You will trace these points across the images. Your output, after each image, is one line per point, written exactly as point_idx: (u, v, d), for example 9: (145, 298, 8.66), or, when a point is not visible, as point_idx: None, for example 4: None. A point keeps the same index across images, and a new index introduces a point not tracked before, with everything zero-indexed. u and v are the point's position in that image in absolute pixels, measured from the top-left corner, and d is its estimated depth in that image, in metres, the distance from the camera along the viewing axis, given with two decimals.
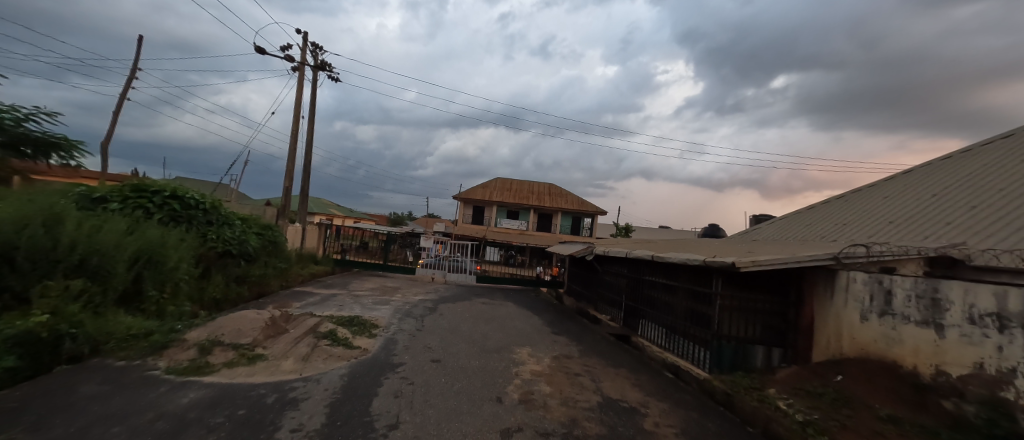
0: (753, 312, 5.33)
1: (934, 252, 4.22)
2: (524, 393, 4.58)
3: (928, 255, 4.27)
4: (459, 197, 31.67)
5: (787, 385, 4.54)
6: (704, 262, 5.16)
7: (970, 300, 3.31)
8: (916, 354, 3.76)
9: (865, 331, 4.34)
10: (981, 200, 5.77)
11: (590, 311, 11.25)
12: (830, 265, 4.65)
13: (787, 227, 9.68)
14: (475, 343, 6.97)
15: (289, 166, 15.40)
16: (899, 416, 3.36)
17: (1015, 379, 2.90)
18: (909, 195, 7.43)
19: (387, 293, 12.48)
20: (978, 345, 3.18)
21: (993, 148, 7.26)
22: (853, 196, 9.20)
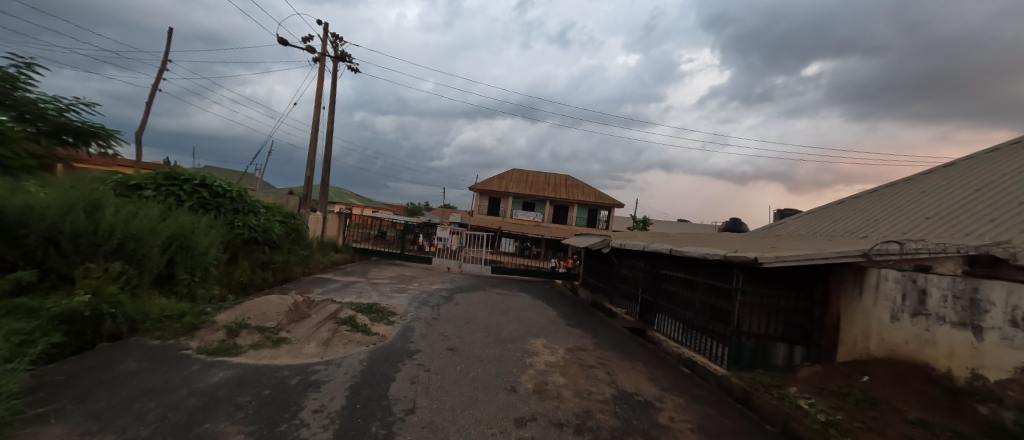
0: (776, 309, 5.21)
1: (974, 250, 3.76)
2: (538, 383, 4.61)
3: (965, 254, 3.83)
4: (475, 188, 31.76)
5: (811, 384, 4.41)
6: (724, 257, 5.03)
7: (1013, 302, 3.15)
8: (950, 357, 3.61)
9: (895, 331, 4.18)
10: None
11: (606, 304, 11.19)
12: (859, 261, 4.46)
13: (813, 222, 9.39)
14: (491, 333, 7.05)
15: (311, 156, 15.71)
16: (928, 419, 3.24)
17: None
18: (949, 190, 7.08)
19: (404, 282, 12.70)
20: (1020, 349, 3.04)
21: None
22: (887, 191, 8.82)
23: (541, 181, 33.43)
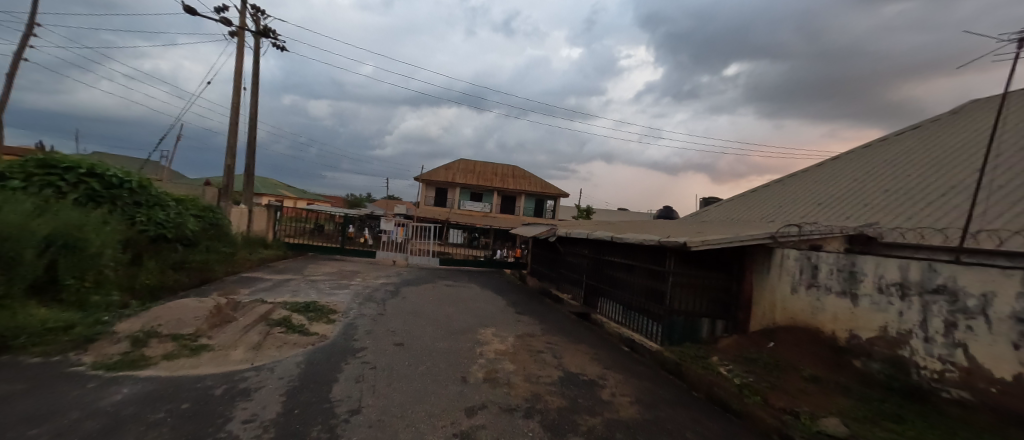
0: (701, 288, 5.73)
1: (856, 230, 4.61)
2: (489, 371, 4.69)
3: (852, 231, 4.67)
4: (420, 179, 30.94)
5: (729, 353, 4.93)
6: (658, 242, 5.41)
7: (880, 272, 3.75)
8: (834, 321, 4.20)
9: (793, 301, 4.78)
10: (894, 184, 6.47)
11: (553, 290, 11.56)
12: (770, 244, 5.03)
13: (731, 209, 10.37)
14: (438, 325, 7.00)
15: (230, 142, 14.30)
16: (819, 375, 3.82)
17: (910, 339, 3.42)
18: (837, 178, 8.16)
19: (345, 278, 12.13)
20: (884, 311, 3.65)
21: (906, 137, 8.12)
22: (790, 180, 9.97)
23: (489, 171, 33.37)
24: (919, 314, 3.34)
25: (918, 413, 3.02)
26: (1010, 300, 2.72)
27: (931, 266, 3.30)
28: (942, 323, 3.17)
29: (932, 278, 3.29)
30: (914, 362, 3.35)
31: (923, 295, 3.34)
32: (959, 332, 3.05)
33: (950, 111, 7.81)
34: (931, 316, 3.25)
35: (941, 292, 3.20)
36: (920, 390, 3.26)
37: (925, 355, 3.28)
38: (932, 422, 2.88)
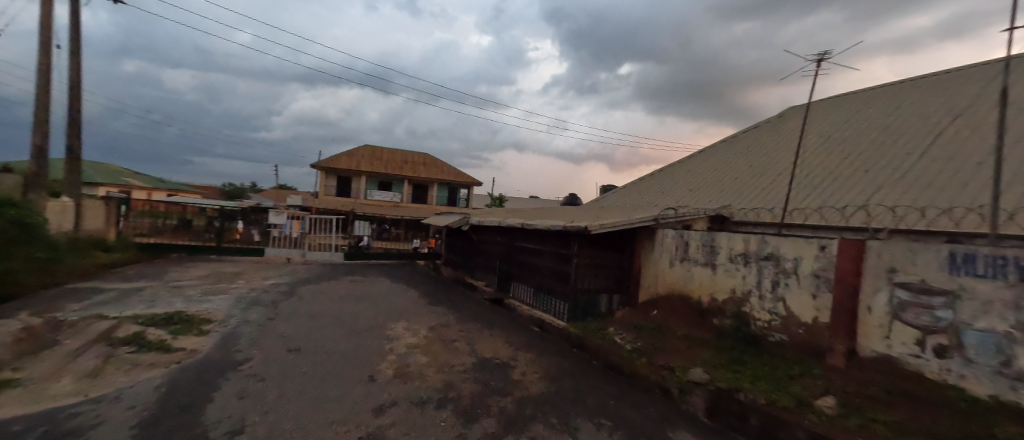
0: (600, 267, 6.30)
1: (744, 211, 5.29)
2: (399, 367, 4.57)
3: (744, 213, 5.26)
4: (317, 167, 28.21)
5: (622, 323, 5.53)
6: (563, 227, 5.78)
7: (730, 244, 4.56)
8: (699, 288, 4.96)
9: (670, 273, 5.52)
10: (745, 177, 7.90)
11: (468, 279, 11.63)
12: (654, 227, 5.79)
13: (623, 195, 11.55)
14: (341, 324, 6.58)
15: (39, 117, 11.26)
16: (689, 334, 4.54)
17: (749, 298, 4.26)
18: (704, 168, 9.62)
19: (224, 281, 10.59)
20: (733, 276, 4.46)
21: (750, 134, 9.92)
22: (669, 169, 11.46)
23: (397, 158, 31.79)
24: (757, 277, 4.18)
25: (756, 356, 3.82)
26: (815, 257, 3.68)
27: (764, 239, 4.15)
28: (770, 282, 4.04)
29: (764, 247, 4.14)
30: (752, 316, 4.19)
31: (760, 261, 4.18)
32: (781, 288, 3.94)
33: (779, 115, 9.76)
34: (765, 278, 4.10)
35: (771, 258, 4.06)
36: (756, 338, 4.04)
37: (759, 309, 4.13)
38: (767, 364, 3.64)
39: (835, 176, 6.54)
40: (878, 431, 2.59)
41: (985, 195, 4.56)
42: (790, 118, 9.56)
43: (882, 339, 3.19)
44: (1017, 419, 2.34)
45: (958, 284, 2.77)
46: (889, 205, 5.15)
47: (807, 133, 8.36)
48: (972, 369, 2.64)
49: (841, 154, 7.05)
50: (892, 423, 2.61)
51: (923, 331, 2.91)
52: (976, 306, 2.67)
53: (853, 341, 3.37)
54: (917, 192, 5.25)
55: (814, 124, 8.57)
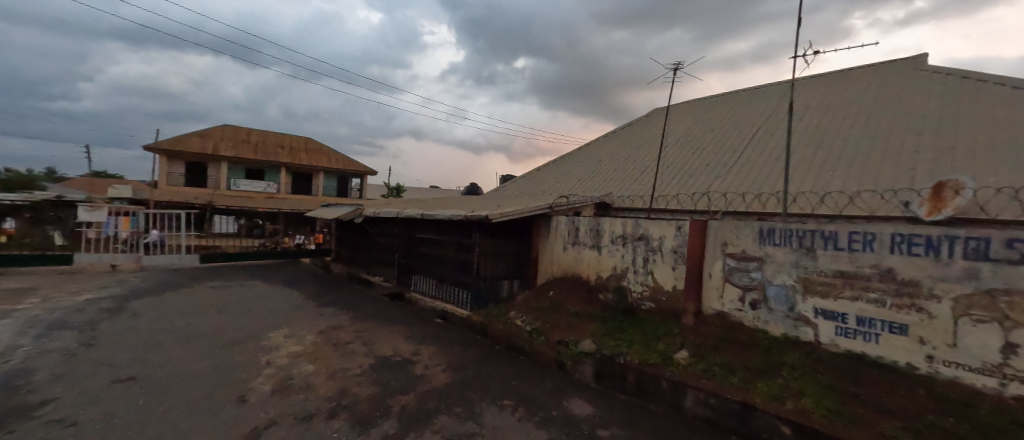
0: (502, 254, 6.51)
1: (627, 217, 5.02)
2: (280, 380, 4.12)
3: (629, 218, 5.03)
4: (162, 152, 23.30)
5: (523, 306, 5.83)
6: (465, 216, 5.80)
7: (611, 228, 5.11)
8: (587, 268, 5.48)
9: (564, 256, 5.97)
10: (623, 168, 8.94)
11: (363, 275, 10.93)
12: (549, 214, 6.22)
13: (520, 185, 12.12)
14: (193, 342, 5.50)
15: None
16: (581, 310, 5.00)
17: (627, 274, 4.85)
18: (589, 160, 10.62)
19: (13, 300, 8.08)
20: (614, 256, 5.02)
21: (626, 131, 11.25)
22: (559, 161, 12.34)
23: (272, 143, 27.95)
24: (632, 255, 4.78)
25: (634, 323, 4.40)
26: (673, 235, 4.35)
27: (637, 221, 4.75)
28: (642, 259, 4.66)
29: (637, 229, 4.75)
30: (630, 289, 4.79)
31: (634, 241, 4.77)
32: (650, 263, 4.57)
33: (647, 116, 11.27)
34: (638, 256, 4.70)
35: (643, 238, 4.68)
36: (634, 308, 4.65)
37: (635, 283, 4.73)
38: (640, 329, 4.19)
39: (688, 167, 7.77)
40: (715, 372, 3.29)
41: (780, 183, 6.02)
42: (657, 118, 11.05)
43: (718, 298, 3.97)
44: (792, 345, 3.36)
45: (764, 251, 3.65)
46: (724, 191, 6.36)
47: (667, 131, 9.84)
48: (771, 315, 3.56)
49: (692, 148, 8.41)
50: (725, 364, 3.34)
51: (746, 289, 3.75)
52: (775, 267, 3.57)
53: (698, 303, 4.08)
54: (743, 181, 6.58)
55: (674, 123, 10.04)
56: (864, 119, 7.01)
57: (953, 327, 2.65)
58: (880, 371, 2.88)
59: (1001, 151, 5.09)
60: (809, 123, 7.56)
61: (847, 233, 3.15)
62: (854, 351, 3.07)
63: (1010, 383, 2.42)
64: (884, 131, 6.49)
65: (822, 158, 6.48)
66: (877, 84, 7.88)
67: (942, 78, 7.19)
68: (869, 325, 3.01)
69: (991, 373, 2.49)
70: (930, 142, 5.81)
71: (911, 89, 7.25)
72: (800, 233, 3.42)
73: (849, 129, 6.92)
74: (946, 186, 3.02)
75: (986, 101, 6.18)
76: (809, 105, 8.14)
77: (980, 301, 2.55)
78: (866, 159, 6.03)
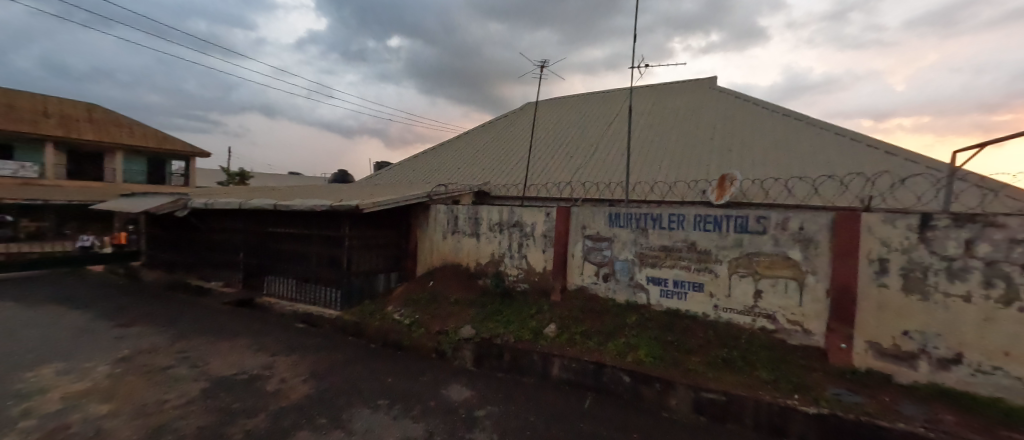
0: (377, 247, 6.13)
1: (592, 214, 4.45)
2: (57, 426, 3.09)
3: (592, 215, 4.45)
4: None
5: (400, 299, 5.63)
6: (331, 207, 5.25)
7: (488, 216, 5.29)
8: (467, 255, 5.58)
9: (444, 245, 5.94)
10: (496, 157, 9.34)
11: (192, 280, 8.93)
12: (427, 204, 6.17)
13: (394, 172, 11.60)
14: None
15: None
16: (461, 297, 5.09)
17: (503, 260, 5.12)
18: (465, 149, 10.77)
19: None
20: (492, 243, 5.23)
21: (499, 122, 11.74)
22: (436, 148, 12.20)
23: None
24: (508, 240, 5.05)
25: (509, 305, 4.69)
26: (543, 221, 4.76)
27: (512, 209, 5.03)
28: (517, 244, 4.97)
29: (512, 217, 5.03)
30: (506, 273, 5.07)
31: (509, 228, 5.05)
32: (524, 248, 4.91)
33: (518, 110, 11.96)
34: (514, 242, 5.00)
35: (517, 225, 4.98)
36: (511, 289, 4.95)
37: (511, 267, 5.03)
38: (515, 310, 4.49)
39: (553, 159, 8.58)
40: (576, 339, 3.76)
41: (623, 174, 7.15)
42: (529, 113, 11.78)
43: (579, 273, 4.50)
44: (631, 308, 4.04)
45: (613, 232, 4.29)
46: (582, 181, 7.24)
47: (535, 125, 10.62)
48: (615, 286, 4.23)
49: (557, 142, 9.24)
50: (584, 332, 3.87)
51: (600, 265, 4.34)
52: (619, 245, 4.23)
53: (562, 279, 4.58)
54: (596, 171, 7.58)
55: (542, 118, 10.85)
56: (677, 125, 8.75)
57: (727, 282, 3.60)
58: (690, 321, 3.71)
59: (761, 153, 6.96)
60: (644, 124, 9.09)
61: (667, 214, 3.94)
62: (670, 308, 3.88)
63: (758, 319, 3.43)
64: (692, 133, 8.23)
65: (653, 154, 7.84)
66: (690, 97, 9.84)
67: (730, 95, 9.35)
68: (681, 285, 3.84)
69: (747, 313, 3.48)
70: (720, 144, 7.60)
71: (711, 103, 9.24)
72: (637, 215, 4.13)
73: (669, 131, 8.54)
74: (727, 178, 4.04)
75: (753, 115, 8.34)
76: (644, 110, 9.77)
77: (743, 261, 3.53)
78: (680, 155, 7.55)
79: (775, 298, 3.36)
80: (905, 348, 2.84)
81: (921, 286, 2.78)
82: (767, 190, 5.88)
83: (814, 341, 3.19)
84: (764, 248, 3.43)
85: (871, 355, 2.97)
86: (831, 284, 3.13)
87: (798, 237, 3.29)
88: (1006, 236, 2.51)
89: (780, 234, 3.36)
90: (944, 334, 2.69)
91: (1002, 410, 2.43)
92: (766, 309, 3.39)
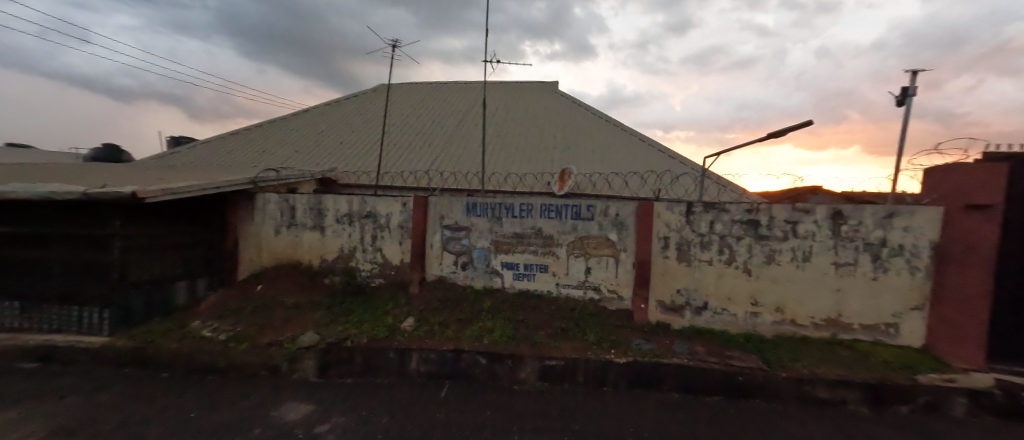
0: (175, 247, 4.64)
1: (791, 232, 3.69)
2: None
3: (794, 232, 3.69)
4: None
5: (213, 310, 4.49)
6: (82, 195, 3.65)
7: (336, 206, 4.70)
8: (309, 251, 4.86)
9: (276, 242, 5.01)
10: (344, 150, 8.76)
11: None
12: (251, 191, 5.07)
13: (204, 153, 9.46)
14: None
15: None
16: (299, 301, 4.41)
17: (355, 255, 4.68)
18: (305, 133, 9.64)
19: None
20: (340, 236, 4.70)
21: (342, 103, 10.79)
22: (263, 125, 10.42)
23: None
24: (361, 234, 4.62)
25: (361, 303, 4.33)
26: (399, 212, 4.53)
27: (365, 198, 4.58)
28: (370, 237, 4.61)
29: (365, 207, 4.59)
30: (359, 269, 4.67)
31: (362, 219, 4.61)
32: (378, 240, 4.59)
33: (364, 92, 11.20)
34: (367, 234, 4.60)
35: (370, 216, 4.59)
36: (364, 287, 4.59)
37: (364, 262, 4.64)
38: (369, 308, 4.20)
39: (411, 151, 8.66)
40: (435, 329, 3.76)
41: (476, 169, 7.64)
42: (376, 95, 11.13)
43: (438, 264, 4.51)
44: (488, 293, 4.31)
45: (470, 221, 4.42)
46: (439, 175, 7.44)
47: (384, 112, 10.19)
48: (471, 273, 4.41)
49: (410, 135, 9.15)
50: (443, 321, 3.89)
51: (458, 255, 4.44)
52: (475, 234, 4.40)
53: (421, 270, 4.52)
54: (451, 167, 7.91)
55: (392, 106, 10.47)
56: (523, 122, 9.61)
57: (565, 261, 4.19)
58: (536, 299, 4.17)
59: (588, 152, 8.34)
60: (492, 119, 9.73)
61: (518, 203, 4.29)
62: (520, 289, 4.30)
63: (588, 292, 4.15)
64: (534, 130, 9.23)
65: (502, 150, 8.53)
66: (532, 95, 10.78)
67: (564, 97, 10.60)
68: (530, 269, 4.28)
69: (579, 287, 4.16)
70: (557, 141, 8.77)
71: (548, 103, 10.41)
72: (492, 205, 4.35)
73: (515, 128, 9.37)
74: (566, 171, 4.54)
75: (580, 115, 9.79)
76: (492, 104, 10.40)
77: (577, 243, 4.16)
78: (525, 151, 8.47)
79: (599, 273, 4.12)
80: (677, 302, 3.97)
81: (687, 256, 3.93)
82: (595, 182, 7.07)
83: (623, 304, 4.07)
84: (592, 232, 4.13)
85: (658, 311, 4.00)
86: (635, 258, 4.03)
87: (615, 222, 4.08)
88: (729, 218, 3.81)
89: (603, 220, 4.10)
90: (698, 289, 3.92)
91: (725, 337, 3.71)
92: (593, 282, 4.13)
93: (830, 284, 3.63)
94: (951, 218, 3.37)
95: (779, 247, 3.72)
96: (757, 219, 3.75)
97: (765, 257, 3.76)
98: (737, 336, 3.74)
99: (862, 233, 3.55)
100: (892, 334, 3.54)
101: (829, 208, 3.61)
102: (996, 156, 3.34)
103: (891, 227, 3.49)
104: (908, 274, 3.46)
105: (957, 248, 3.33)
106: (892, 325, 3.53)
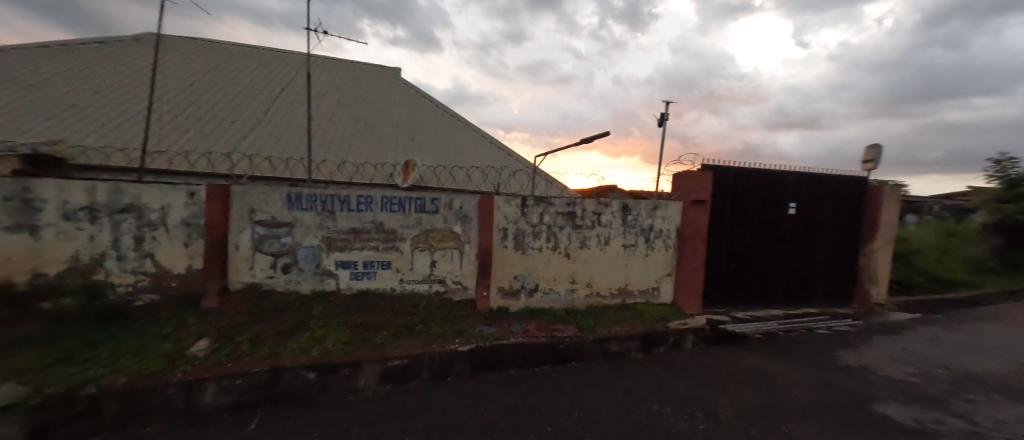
0: None
1: (592, 217, 4.63)
2: None
3: (585, 217, 4.62)
4: None
5: None
6: None
7: (62, 197, 3.28)
8: None
9: None
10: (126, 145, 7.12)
11: None
12: None
13: None
14: None
15: None
16: None
17: (102, 265, 3.38)
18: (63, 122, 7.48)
19: None
20: (71, 239, 3.30)
21: (123, 90, 8.76)
22: None
23: None
24: (112, 235, 3.38)
25: (119, 329, 3.11)
26: (183, 205, 3.52)
27: (118, 186, 3.37)
28: (131, 239, 3.43)
29: (120, 198, 3.38)
30: (111, 284, 3.39)
31: (114, 215, 3.38)
32: (147, 244, 3.46)
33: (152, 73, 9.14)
34: (123, 236, 3.41)
35: (129, 210, 3.41)
36: (122, 309, 3.31)
37: (119, 273, 3.41)
38: (131, 334, 3.06)
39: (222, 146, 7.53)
40: (243, 347, 3.04)
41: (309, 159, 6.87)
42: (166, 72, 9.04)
43: (247, 269, 3.71)
44: (318, 297, 3.78)
45: (293, 217, 3.78)
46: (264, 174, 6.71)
47: (178, 97, 8.43)
48: (299, 275, 3.82)
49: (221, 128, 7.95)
50: (255, 338, 3.16)
51: (273, 256, 3.76)
52: (301, 230, 3.81)
53: (223, 277, 3.64)
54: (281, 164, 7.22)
55: (191, 90, 8.74)
56: (354, 105, 8.71)
57: (410, 256, 4.10)
58: (376, 298, 3.93)
59: (433, 144, 8.24)
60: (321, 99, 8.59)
61: (354, 195, 3.89)
62: (360, 289, 3.96)
63: (433, 285, 4.19)
64: (373, 116, 8.58)
65: (337, 135, 7.70)
66: (363, 75, 9.77)
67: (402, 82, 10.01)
68: (370, 266, 3.99)
69: (425, 281, 4.16)
70: (400, 130, 8.39)
71: (385, 86, 9.69)
72: (321, 197, 3.82)
73: (345, 111, 8.42)
74: (411, 163, 4.30)
75: (420, 103, 9.47)
76: (320, 80, 9.10)
77: (422, 237, 4.13)
78: (359, 139, 7.77)
79: (445, 265, 4.22)
80: (514, 286, 4.45)
81: (522, 245, 4.42)
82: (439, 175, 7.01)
83: (468, 294, 4.29)
84: (437, 225, 4.16)
85: (498, 297, 4.38)
86: (478, 249, 4.29)
87: (459, 214, 4.22)
88: (555, 210, 4.50)
89: (447, 213, 4.18)
90: (531, 274, 4.48)
91: (553, 313, 4.37)
92: (439, 275, 4.20)
93: (620, 261, 4.81)
94: (688, 209, 4.97)
95: (589, 234, 4.65)
96: (574, 211, 4.58)
97: (580, 242, 4.62)
98: (560, 310, 4.48)
99: (639, 221, 4.85)
100: (655, 295, 4.99)
101: (620, 202, 4.75)
102: (708, 167, 4.90)
103: (654, 216, 4.91)
104: (665, 250, 5.00)
105: (690, 230, 4.91)
106: (656, 288, 5.00)
